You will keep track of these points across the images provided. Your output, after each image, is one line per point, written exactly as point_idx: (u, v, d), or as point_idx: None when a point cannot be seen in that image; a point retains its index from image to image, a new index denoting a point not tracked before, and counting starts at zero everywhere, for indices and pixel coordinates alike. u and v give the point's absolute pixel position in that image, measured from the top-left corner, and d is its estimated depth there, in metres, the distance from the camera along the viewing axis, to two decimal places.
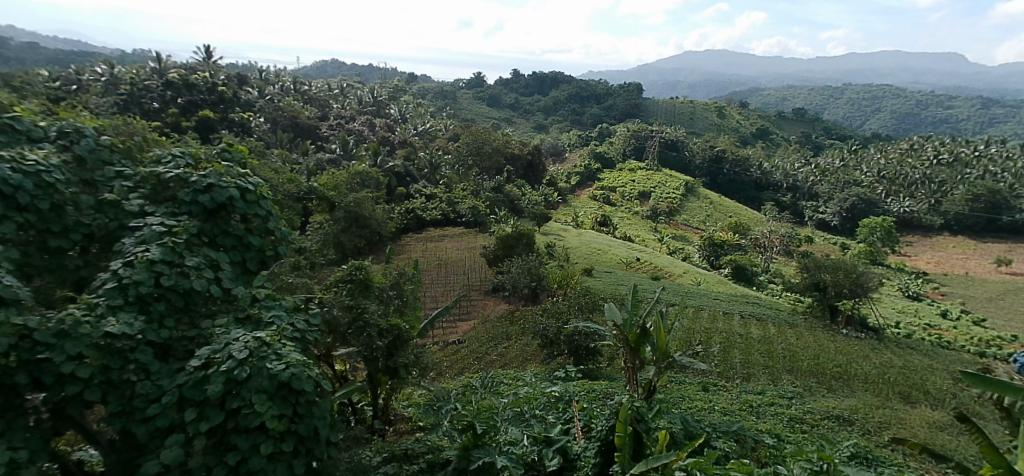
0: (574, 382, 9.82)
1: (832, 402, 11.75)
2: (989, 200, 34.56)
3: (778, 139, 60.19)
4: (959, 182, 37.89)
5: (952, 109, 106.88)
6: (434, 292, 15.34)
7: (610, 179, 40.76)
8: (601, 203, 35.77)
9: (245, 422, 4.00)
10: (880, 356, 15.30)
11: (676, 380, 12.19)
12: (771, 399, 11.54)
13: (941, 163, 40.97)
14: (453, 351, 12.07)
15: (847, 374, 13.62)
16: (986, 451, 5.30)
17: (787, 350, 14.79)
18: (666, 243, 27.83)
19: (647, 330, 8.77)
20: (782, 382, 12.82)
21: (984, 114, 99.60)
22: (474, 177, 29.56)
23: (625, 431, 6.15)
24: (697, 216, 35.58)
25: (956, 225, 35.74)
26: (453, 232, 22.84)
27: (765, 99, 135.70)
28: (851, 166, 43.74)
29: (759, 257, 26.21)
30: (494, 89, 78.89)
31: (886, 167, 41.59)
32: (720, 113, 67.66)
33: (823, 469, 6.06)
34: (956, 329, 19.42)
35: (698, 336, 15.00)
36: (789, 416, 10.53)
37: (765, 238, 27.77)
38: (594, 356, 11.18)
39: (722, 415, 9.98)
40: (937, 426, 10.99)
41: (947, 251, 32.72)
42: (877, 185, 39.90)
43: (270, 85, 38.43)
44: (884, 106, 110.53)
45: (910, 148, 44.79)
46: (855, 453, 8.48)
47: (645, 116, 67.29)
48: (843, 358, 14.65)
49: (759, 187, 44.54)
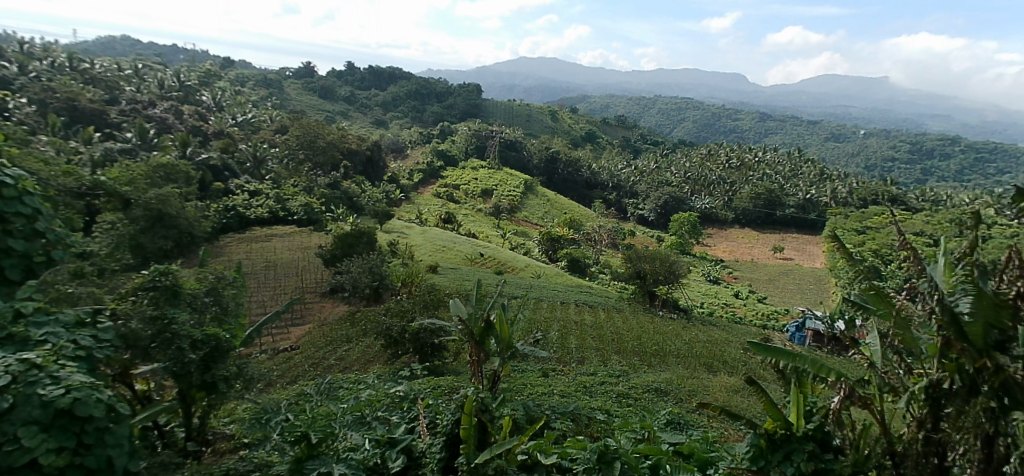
0: (419, 380, 9.75)
1: (652, 377, 13.22)
2: (766, 198, 41.54)
3: (604, 142, 65.98)
4: (745, 182, 44.91)
5: (739, 121, 126.32)
6: (261, 297, 14.12)
7: (451, 177, 41.18)
8: (443, 200, 35.98)
9: (8, 462, 3.33)
10: (690, 332, 17.63)
11: (518, 369, 12.75)
12: (602, 378, 12.65)
13: (731, 167, 48.24)
14: (285, 357, 11.28)
15: (663, 351, 15.42)
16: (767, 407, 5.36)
17: (615, 333, 16.32)
18: (508, 239, 28.91)
19: (491, 324, 9.06)
20: (611, 362, 14.11)
21: (760, 125, 119.59)
22: (307, 172, 27.80)
23: (470, 422, 6.24)
24: (535, 213, 37.53)
25: (744, 219, 42.33)
26: (282, 231, 21.21)
27: (593, 106, 147.78)
28: (663, 168, 49.49)
29: (591, 250, 28.43)
30: (329, 81, 75.03)
31: (690, 169, 47.85)
32: (554, 117, 72.26)
33: (644, 437, 6.82)
34: (746, 306, 23.10)
35: (537, 325, 15.89)
36: (617, 393, 11.65)
37: (594, 234, 30.35)
38: (439, 352, 11.18)
39: (559, 397, 10.72)
40: (732, 390, 12.94)
41: (738, 240, 38.66)
42: (683, 185, 45.64)
43: (37, 61, 32.09)
44: (688, 116, 126.91)
45: (707, 153, 52.08)
46: (671, 420, 9.67)
47: (484, 116, 69.37)
48: (660, 337, 16.57)
49: (589, 185, 48.34)
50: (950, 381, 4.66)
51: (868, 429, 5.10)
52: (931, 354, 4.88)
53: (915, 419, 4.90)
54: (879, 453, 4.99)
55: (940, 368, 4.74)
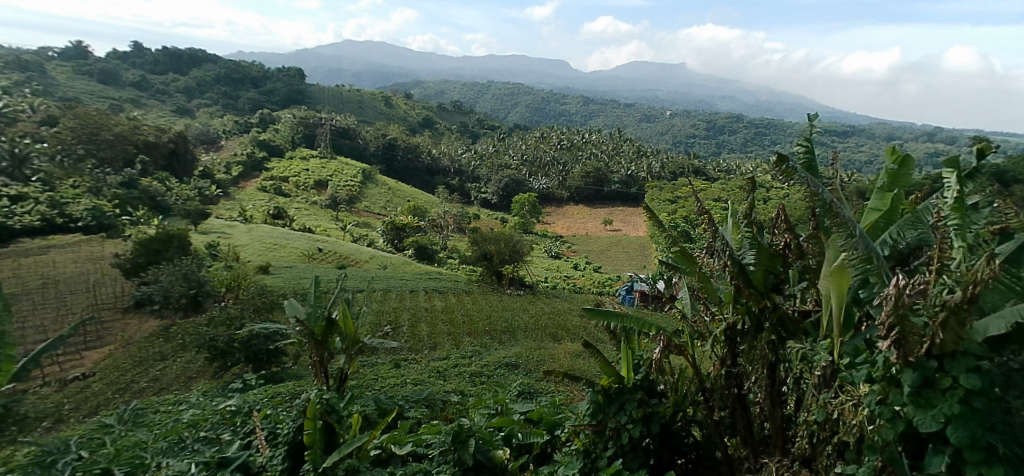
0: (255, 391, 8.97)
1: (502, 353, 13.72)
2: (595, 175, 45.11)
3: (442, 128, 66.20)
4: (575, 162, 48.26)
5: (568, 105, 134.83)
6: (42, 321, 11.85)
7: (280, 169, 38.24)
8: (271, 194, 33.32)
9: None
10: (535, 306, 18.61)
11: (368, 363, 12.37)
12: (455, 361, 12.81)
13: (563, 147, 51.50)
14: (81, 386, 9.67)
15: (512, 327, 16.07)
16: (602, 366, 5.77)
17: (465, 315, 16.61)
18: (349, 231, 27.79)
19: (334, 321, 8.65)
20: (463, 344, 14.34)
21: (586, 109, 129.04)
22: (95, 172, 23.81)
23: (314, 427, 5.90)
24: (376, 203, 36.55)
25: (577, 196, 45.55)
26: (64, 240, 17.87)
27: (430, 92, 146.96)
28: (501, 151, 51.16)
29: (437, 236, 28.48)
30: (119, 65, 64.74)
31: (526, 152, 50.11)
32: (388, 103, 70.61)
33: (498, 411, 6.99)
34: (584, 277, 25.02)
35: (386, 316, 15.55)
36: (471, 373, 11.90)
37: (439, 220, 30.45)
38: (277, 357, 10.37)
39: (413, 386, 10.65)
40: (575, 355, 13.97)
41: (574, 216, 41.52)
42: (521, 167, 47.63)
43: None
44: (522, 101, 132.24)
45: (540, 136, 54.96)
46: (522, 391, 10.15)
47: (313, 104, 65.39)
48: (508, 314, 17.25)
49: (430, 172, 48.21)
50: (742, 322, 5.25)
51: (681, 372, 5.69)
52: (725, 301, 5.41)
53: (718, 357, 5.49)
54: (691, 391, 5.63)
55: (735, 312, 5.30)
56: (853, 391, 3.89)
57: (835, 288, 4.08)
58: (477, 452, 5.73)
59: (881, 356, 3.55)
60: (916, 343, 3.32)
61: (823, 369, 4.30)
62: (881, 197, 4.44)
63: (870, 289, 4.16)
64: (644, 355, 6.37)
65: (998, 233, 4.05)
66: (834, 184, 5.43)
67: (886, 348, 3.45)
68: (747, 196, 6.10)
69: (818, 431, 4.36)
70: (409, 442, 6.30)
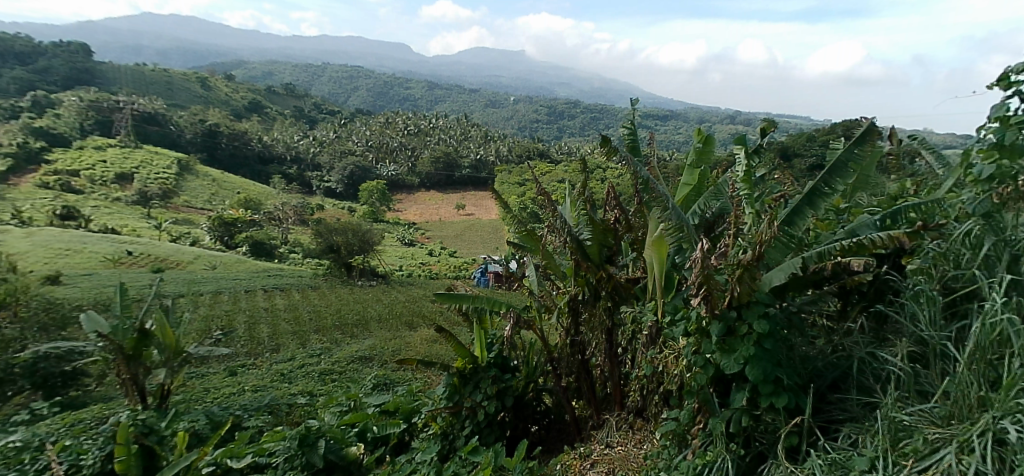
0: (48, 422, 7.53)
1: (355, 347, 13.18)
2: (445, 161, 45.16)
3: (275, 113, 61.35)
4: (424, 148, 47.85)
5: (414, 90, 132.73)
6: None
7: (71, 161, 32.63)
8: (60, 192, 28.31)
9: None
10: (389, 296, 18.18)
11: (198, 375, 11.10)
12: (301, 361, 12.01)
13: (409, 133, 50.70)
14: None
15: (364, 319, 15.51)
16: (457, 349, 5.73)
17: (311, 312, 15.67)
18: (167, 230, 24.67)
19: (149, 331, 7.52)
20: (310, 343, 13.51)
21: (433, 95, 128.22)
22: None
23: (128, 452, 5.14)
24: (200, 197, 32.89)
25: (428, 182, 45.29)
26: None
27: (261, 74, 135.05)
28: (344, 138, 48.89)
29: (275, 230, 26.47)
30: None
31: (371, 138, 48.48)
32: (208, 87, 63.54)
33: (351, 406, 6.48)
34: (439, 262, 25.01)
35: (218, 321, 14.07)
36: (320, 372, 11.25)
37: (278, 213, 28.34)
38: (78, 380, 8.89)
39: (253, 393, 9.79)
40: (431, 340, 13.91)
41: (426, 202, 41.22)
42: (367, 154, 45.98)
43: None
44: (366, 85, 127.33)
45: (385, 122, 53.50)
46: (376, 383, 9.82)
47: (113, 86, 56.61)
48: (360, 306, 16.62)
49: (263, 161, 44.43)
50: (582, 293, 5.42)
51: (531, 346, 5.94)
52: (567, 275, 5.53)
53: (562, 327, 5.67)
54: (542, 362, 5.92)
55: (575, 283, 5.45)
56: (674, 346, 4.31)
57: (657, 256, 4.16)
58: (327, 452, 5.33)
59: (694, 311, 3.76)
60: (720, 298, 3.58)
61: (649, 328, 4.74)
62: (691, 173, 4.78)
63: (685, 254, 4.36)
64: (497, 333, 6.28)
65: (782, 198, 4.45)
66: (652, 162, 5.68)
67: (696, 304, 3.65)
68: (580, 175, 6.16)
69: (649, 384, 4.83)
70: (247, 454, 5.39)
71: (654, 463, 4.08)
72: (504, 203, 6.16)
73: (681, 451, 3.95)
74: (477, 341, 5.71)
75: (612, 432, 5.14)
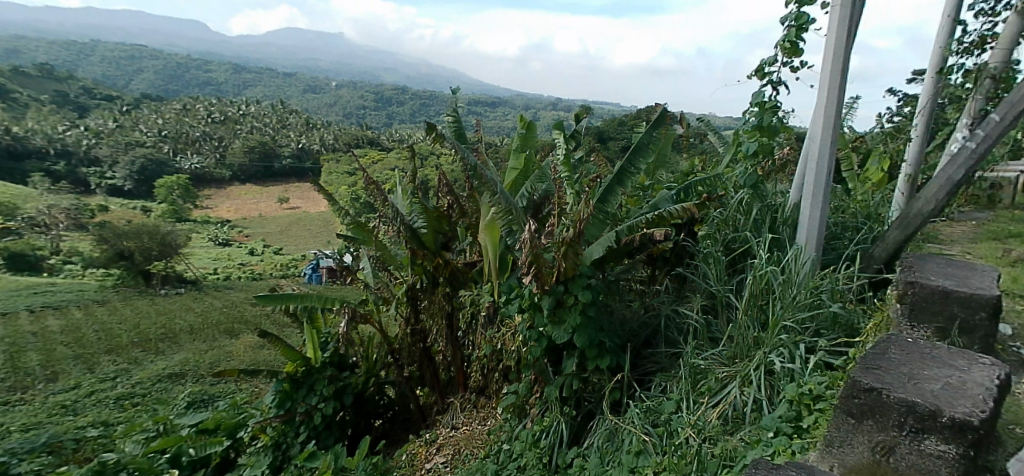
0: None
1: (162, 364, 11.52)
2: (261, 151, 41.17)
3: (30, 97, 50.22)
4: (234, 137, 43.07)
5: (218, 72, 118.54)
6: None
7: None
8: None
9: None
10: (202, 303, 16.18)
11: None
12: (90, 389, 10.15)
13: (214, 121, 45.19)
14: None
15: (172, 332, 13.62)
16: (285, 352, 5.28)
17: (100, 331, 13.32)
18: None
19: None
20: (101, 366, 11.48)
21: (241, 78, 115.89)
22: None
23: None
24: None
25: (242, 175, 40.96)
26: None
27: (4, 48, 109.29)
28: (129, 127, 41.85)
29: (41, 241, 21.87)
30: None
31: (166, 127, 42.20)
32: None
33: (161, 430, 5.53)
34: (262, 262, 22.87)
35: None
36: (117, 397, 9.61)
37: (42, 218, 23.38)
38: None
39: (22, 434, 8.01)
40: (256, 346, 12.71)
41: (241, 198, 37.24)
42: (162, 144, 39.90)
43: None
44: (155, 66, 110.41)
45: (182, 109, 46.95)
46: (192, 400, 8.69)
47: None
48: (165, 318, 14.54)
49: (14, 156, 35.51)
50: (420, 281, 5.31)
51: (370, 337, 5.66)
52: (403, 264, 5.42)
53: (402, 318, 5.52)
54: (382, 356, 5.70)
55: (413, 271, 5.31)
56: (511, 323, 4.55)
57: (490, 240, 4.14)
58: None
59: (526, 289, 3.92)
60: (549, 274, 3.77)
61: (488, 309, 4.83)
62: (518, 157, 4.98)
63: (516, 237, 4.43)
64: (333, 330, 5.91)
65: (597, 178, 4.86)
66: (479, 148, 5.73)
67: (528, 282, 3.79)
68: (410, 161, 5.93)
69: (490, 362, 4.94)
70: None
71: (497, 436, 4.24)
72: (331, 195, 5.74)
73: (521, 422, 4.16)
74: (309, 341, 5.38)
75: (457, 414, 5.22)
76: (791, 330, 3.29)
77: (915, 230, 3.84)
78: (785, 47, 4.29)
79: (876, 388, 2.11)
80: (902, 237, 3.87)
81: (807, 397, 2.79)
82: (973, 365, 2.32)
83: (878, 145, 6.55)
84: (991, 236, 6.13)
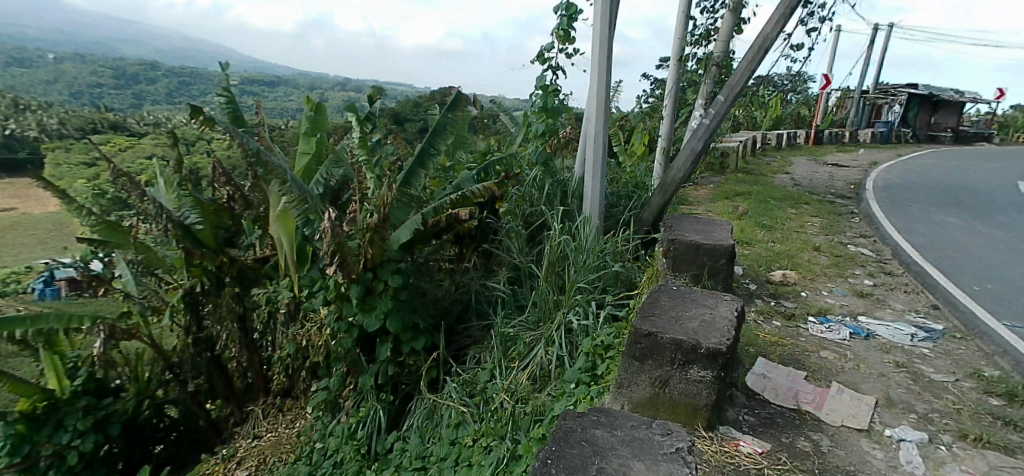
0: None
1: None
2: None
3: None
4: None
5: None
6: None
7: None
8: None
9: None
10: None
11: None
12: None
13: None
14: None
15: None
16: (14, 387, 4.14)
17: None
18: None
19: None
20: None
21: None
22: None
23: None
24: None
25: None
26: None
27: None
28: None
29: None
30: None
31: None
32: None
33: None
34: None
35: None
36: None
37: None
38: None
39: None
40: None
41: None
42: None
43: None
44: None
45: None
46: None
47: None
48: None
49: None
50: (201, 284, 4.66)
51: (139, 355, 4.78)
52: (177, 266, 4.66)
53: (180, 327, 4.76)
54: (157, 374, 4.87)
55: (190, 275, 4.63)
56: (316, 317, 4.30)
57: (284, 231, 4.03)
58: None
59: (331, 279, 3.71)
60: (355, 262, 3.62)
61: (288, 306, 4.47)
62: (308, 140, 4.57)
63: (314, 226, 4.12)
64: (83, 353, 4.81)
65: (398, 161, 4.76)
66: (262, 133, 5.13)
67: (332, 272, 3.59)
68: (172, 148, 4.97)
69: (294, 361, 4.59)
70: None
71: (309, 437, 3.99)
72: (60, 190, 4.59)
73: (335, 417, 3.98)
74: (50, 369, 4.31)
75: (260, 422, 4.75)
76: (584, 290, 3.73)
77: (671, 194, 4.86)
78: (559, 35, 4.74)
79: (652, 333, 2.49)
80: (662, 201, 4.90)
81: (600, 348, 3.20)
82: (720, 303, 2.90)
83: (639, 124, 7.67)
84: (722, 197, 7.66)
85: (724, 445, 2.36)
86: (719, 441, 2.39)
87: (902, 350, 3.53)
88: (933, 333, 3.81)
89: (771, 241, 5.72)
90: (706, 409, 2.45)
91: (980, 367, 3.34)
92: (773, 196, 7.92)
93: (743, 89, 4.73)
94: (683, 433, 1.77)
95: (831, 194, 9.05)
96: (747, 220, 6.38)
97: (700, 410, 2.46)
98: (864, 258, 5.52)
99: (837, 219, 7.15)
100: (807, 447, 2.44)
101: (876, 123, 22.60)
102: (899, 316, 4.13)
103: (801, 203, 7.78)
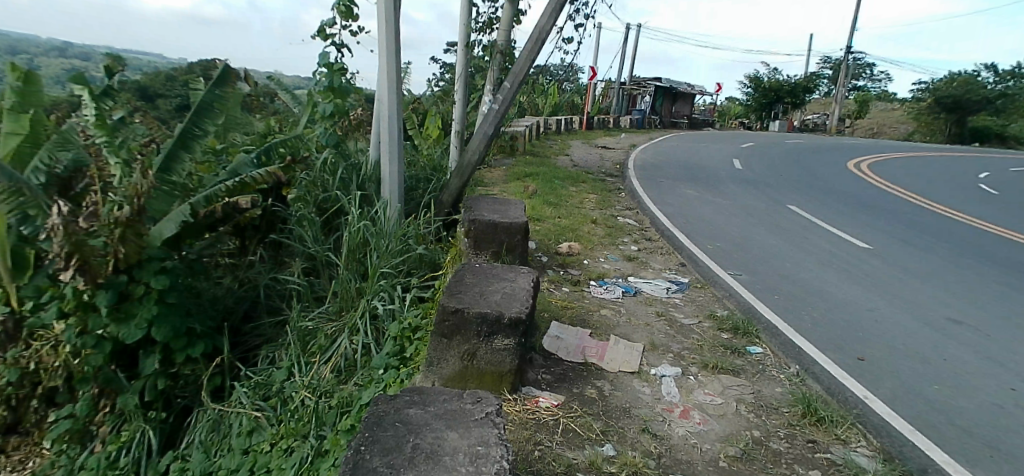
0: None
1: None
2: None
3: None
4: None
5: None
6: None
7: None
8: None
9: None
10: None
11: None
12: None
13: None
14: None
15: None
16: None
17: None
18: None
19: None
20: None
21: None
22: None
23: None
24: None
25: None
26: None
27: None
28: None
29: None
30: None
31: None
32: None
33: None
34: None
35: None
36: None
37: None
38: None
39: None
40: None
41: None
42: None
43: None
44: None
45: None
46: None
47: None
48: None
49: None
50: None
51: None
52: None
53: None
54: None
55: None
56: (49, 333, 3.43)
57: None
58: None
59: (68, 287, 3.04)
60: (102, 264, 3.01)
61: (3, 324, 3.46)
62: (17, 119, 3.52)
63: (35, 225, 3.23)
64: None
65: (152, 143, 3.91)
66: None
67: (69, 280, 2.94)
68: None
69: (16, 390, 3.49)
70: None
71: None
72: None
73: (85, 449, 3.28)
74: None
75: None
76: (388, 275, 3.69)
77: (468, 176, 5.02)
78: (341, 11, 4.52)
79: (459, 309, 2.58)
80: (460, 183, 5.04)
81: (407, 330, 3.20)
82: (518, 276, 3.12)
83: (432, 107, 7.74)
84: (514, 178, 8.18)
85: (526, 404, 2.58)
86: (521, 400, 2.61)
87: (662, 302, 4.23)
88: (683, 286, 4.63)
89: (558, 217, 6.32)
90: (510, 374, 2.64)
91: (714, 308, 4.19)
92: (557, 176, 8.71)
93: (526, 76, 5.08)
94: (491, 397, 1.89)
95: (603, 173, 10.30)
96: (536, 199, 6.94)
97: (504, 375, 2.64)
98: (630, 228, 6.44)
99: (609, 195, 8.18)
100: (593, 393, 2.80)
101: (634, 111, 26.26)
102: (658, 274, 4.94)
103: (580, 182, 8.70)
